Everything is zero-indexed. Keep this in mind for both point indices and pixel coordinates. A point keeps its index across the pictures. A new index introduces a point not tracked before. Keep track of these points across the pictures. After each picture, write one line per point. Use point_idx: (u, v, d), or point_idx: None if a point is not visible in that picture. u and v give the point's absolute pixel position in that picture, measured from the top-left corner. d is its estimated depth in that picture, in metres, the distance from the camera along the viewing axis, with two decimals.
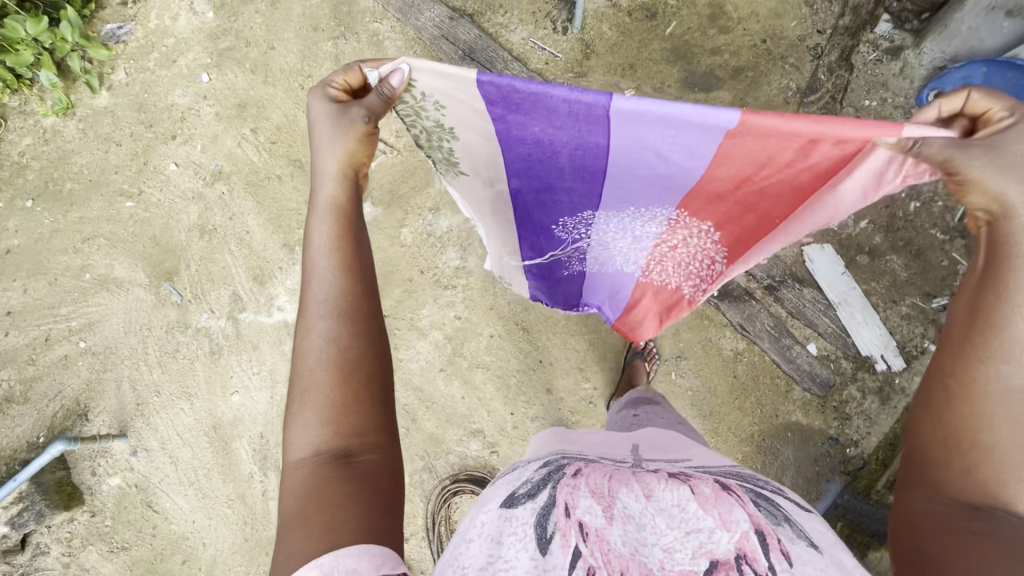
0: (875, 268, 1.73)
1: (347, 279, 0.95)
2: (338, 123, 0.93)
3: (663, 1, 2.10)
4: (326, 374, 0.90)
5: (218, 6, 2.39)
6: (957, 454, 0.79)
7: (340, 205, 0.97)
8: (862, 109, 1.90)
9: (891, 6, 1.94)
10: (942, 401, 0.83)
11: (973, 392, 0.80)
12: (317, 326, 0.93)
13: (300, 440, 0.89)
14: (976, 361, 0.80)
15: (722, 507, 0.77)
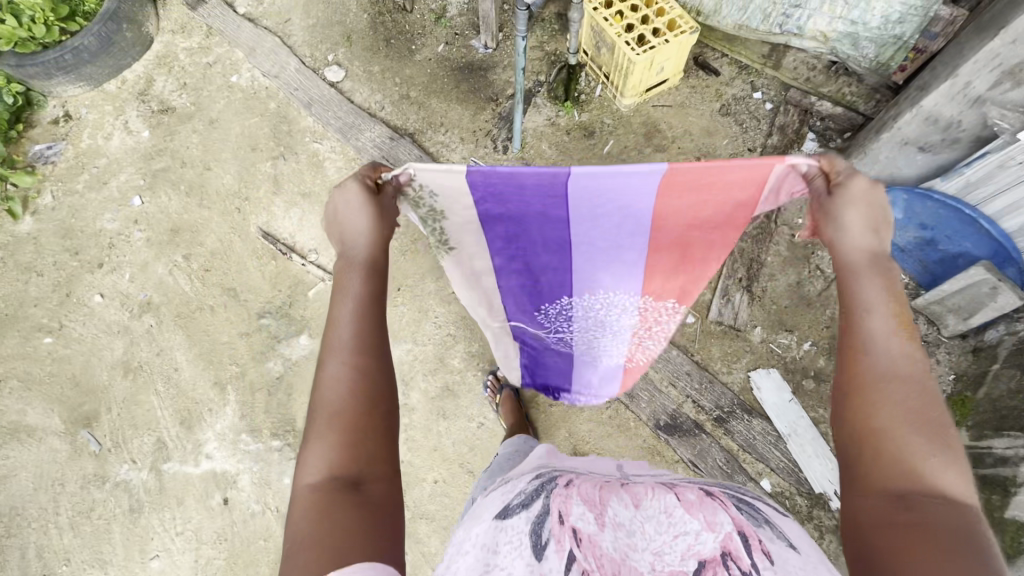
0: (821, 393, 1.73)
1: (371, 325, 0.87)
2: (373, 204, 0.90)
3: (600, 119, 2.16)
4: (342, 412, 0.80)
5: (154, 125, 2.35)
6: (868, 450, 0.73)
7: (374, 264, 0.91)
8: (795, 227, 1.91)
9: (814, 125, 2.04)
10: (841, 403, 0.79)
11: (859, 387, 0.77)
12: (337, 365, 0.83)
13: (307, 469, 0.76)
14: (856, 353, 0.79)
15: (708, 509, 0.69)
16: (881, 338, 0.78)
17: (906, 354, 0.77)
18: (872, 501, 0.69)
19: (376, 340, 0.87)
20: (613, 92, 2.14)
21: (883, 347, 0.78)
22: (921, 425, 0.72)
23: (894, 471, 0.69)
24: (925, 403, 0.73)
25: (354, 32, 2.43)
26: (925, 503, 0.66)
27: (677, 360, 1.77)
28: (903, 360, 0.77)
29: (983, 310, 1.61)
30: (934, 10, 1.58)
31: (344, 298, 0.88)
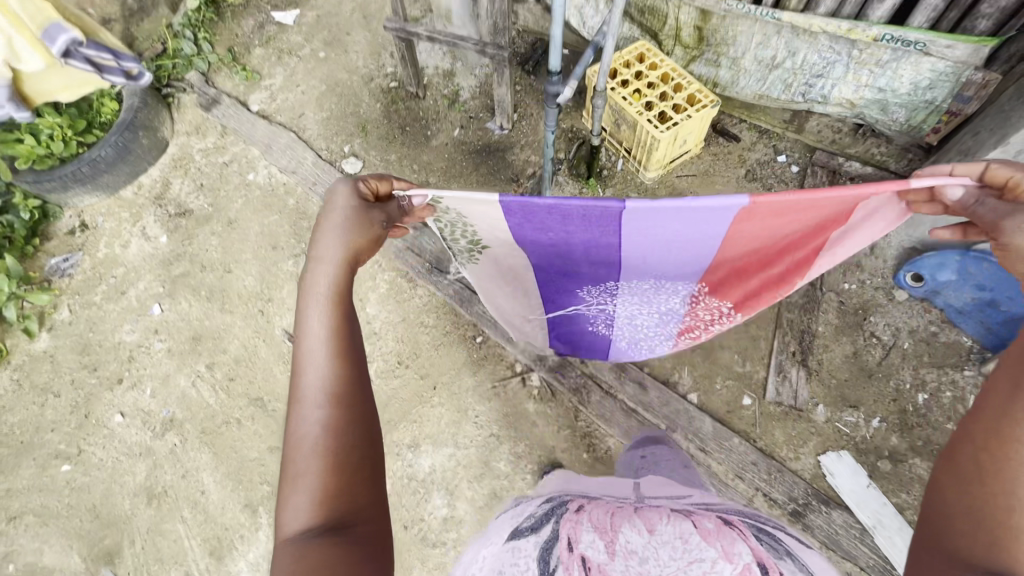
0: (900, 475, 1.61)
1: (342, 367, 0.87)
2: (353, 221, 0.94)
3: (625, 194, 2.12)
4: (314, 459, 0.79)
5: (172, 229, 2.32)
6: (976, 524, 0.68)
7: (336, 294, 0.92)
8: (841, 291, 1.86)
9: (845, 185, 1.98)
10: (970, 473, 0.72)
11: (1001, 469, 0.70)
12: (309, 412, 0.82)
13: (289, 515, 0.74)
14: (1011, 434, 0.71)
15: (726, 538, 0.69)
16: None
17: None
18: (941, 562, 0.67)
19: (347, 378, 0.86)
20: (636, 166, 2.12)
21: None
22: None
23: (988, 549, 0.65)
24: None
25: (369, 122, 2.44)
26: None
27: (741, 450, 1.66)
28: None
29: None
30: (966, 75, 1.58)
31: (309, 340, 0.88)
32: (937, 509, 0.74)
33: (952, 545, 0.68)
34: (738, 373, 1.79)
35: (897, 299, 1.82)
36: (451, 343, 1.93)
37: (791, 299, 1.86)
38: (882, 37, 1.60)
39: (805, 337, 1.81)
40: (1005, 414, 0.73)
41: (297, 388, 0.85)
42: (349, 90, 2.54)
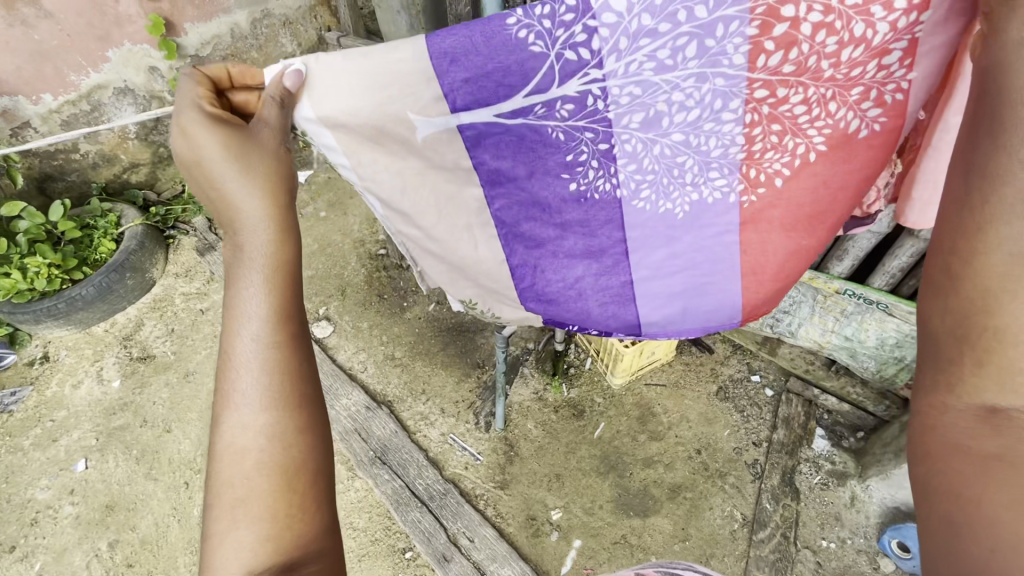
0: None
1: (284, 351, 0.72)
2: (242, 167, 0.78)
3: (589, 398, 2.02)
4: (264, 474, 0.66)
5: (127, 374, 2.26)
6: (966, 346, 0.59)
7: (274, 264, 0.77)
8: (818, 550, 1.67)
9: (821, 418, 1.90)
10: (941, 284, 0.63)
11: (975, 267, 0.59)
12: (245, 415, 0.69)
13: (223, 544, 0.62)
14: (990, 210, 0.59)
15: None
16: None
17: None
18: (956, 413, 0.59)
19: (287, 380, 0.71)
20: (603, 367, 2.04)
21: None
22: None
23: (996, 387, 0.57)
24: None
25: (349, 285, 2.44)
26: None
27: None
28: None
29: None
30: None
31: (241, 325, 0.72)
32: (932, 329, 0.64)
33: (970, 383, 0.59)
34: None
35: (882, 568, 1.63)
36: (378, 556, 1.74)
37: (761, 554, 1.66)
38: (842, 289, 1.60)
39: None
40: (976, 176, 0.62)
41: (226, 391, 0.70)
42: (338, 252, 2.57)
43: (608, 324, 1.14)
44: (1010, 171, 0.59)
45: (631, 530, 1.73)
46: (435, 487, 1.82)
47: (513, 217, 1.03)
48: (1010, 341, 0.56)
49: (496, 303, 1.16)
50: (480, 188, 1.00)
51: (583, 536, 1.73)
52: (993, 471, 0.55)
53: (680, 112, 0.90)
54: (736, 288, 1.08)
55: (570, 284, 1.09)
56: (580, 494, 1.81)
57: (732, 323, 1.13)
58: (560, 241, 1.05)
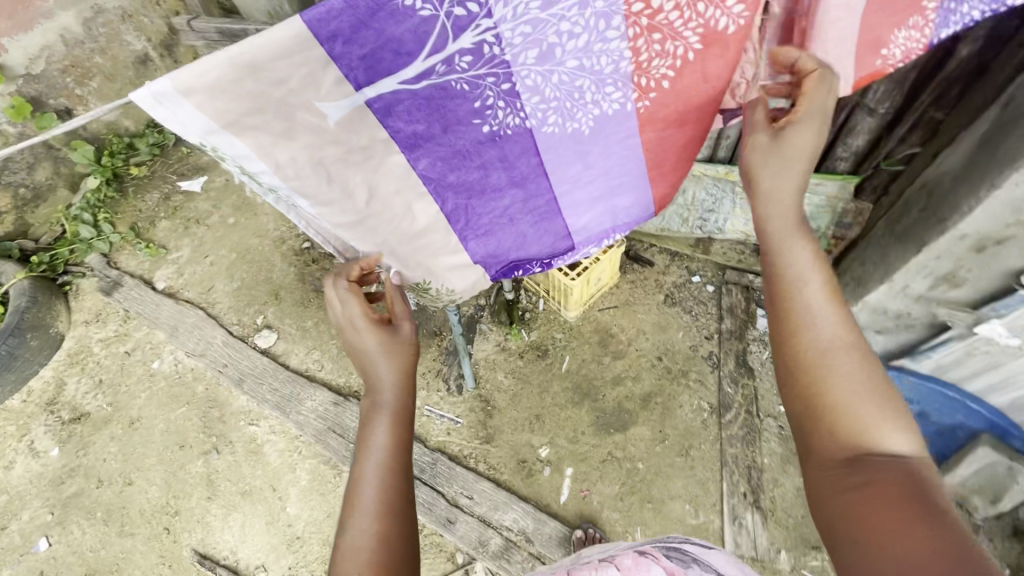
0: None
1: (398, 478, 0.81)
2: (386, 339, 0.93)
3: (550, 336, 2.07)
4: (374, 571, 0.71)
5: (64, 439, 2.08)
6: (816, 421, 0.69)
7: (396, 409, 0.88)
8: (779, 415, 1.84)
9: (760, 299, 2.05)
10: (784, 379, 0.73)
11: (804, 362, 0.71)
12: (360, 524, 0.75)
13: None
14: (795, 320, 0.73)
15: (642, 565, 0.77)
16: (820, 308, 0.73)
17: (836, 318, 0.73)
18: (827, 469, 0.66)
19: (399, 512, 0.78)
20: (557, 305, 2.09)
21: (821, 318, 0.73)
22: (858, 385, 0.68)
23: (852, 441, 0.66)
24: (867, 376, 0.69)
25: (282, 287, 2.34)
26: (886, 476, 0.61)
27: None
28: (840, 331, 0.72)
29: (1011, 492, 1.49)
30: (840, 205, 1.68)
31: (369, 454, 0.82)
32: (790, 413, 0.73)
33: (830, 447, 0.67)
34: (692, 524, 1.70)
35: None
36: None
37: (731, 433, 1.81)
38: None
39: (757, 474, 1.75)
40: (774, 301, 0.76)
41: (352, 502, 0.78)
42: (261, 256, 2.44)
43: (546, 236, 1.17)
44: (795, 298, 0.74)
45: (614, 446, 1.83)
46: (424, 459, 1.85)
47: (440, 173, 0.97)
48: (845, 414, 0.68)
49: (443, 265, 1.13)
50: (402, 154, 0.92)
51: (574, 463, 1.82)
52: (870, 502, 0.59)
53: (571, 40, 0.83)
54: (644, 186, 1.14)
55: (499, 214, 1.09)
56: (561, 427, 1.88)
57: (647, 213, 1.21)
58: (485, 180, 1.01)
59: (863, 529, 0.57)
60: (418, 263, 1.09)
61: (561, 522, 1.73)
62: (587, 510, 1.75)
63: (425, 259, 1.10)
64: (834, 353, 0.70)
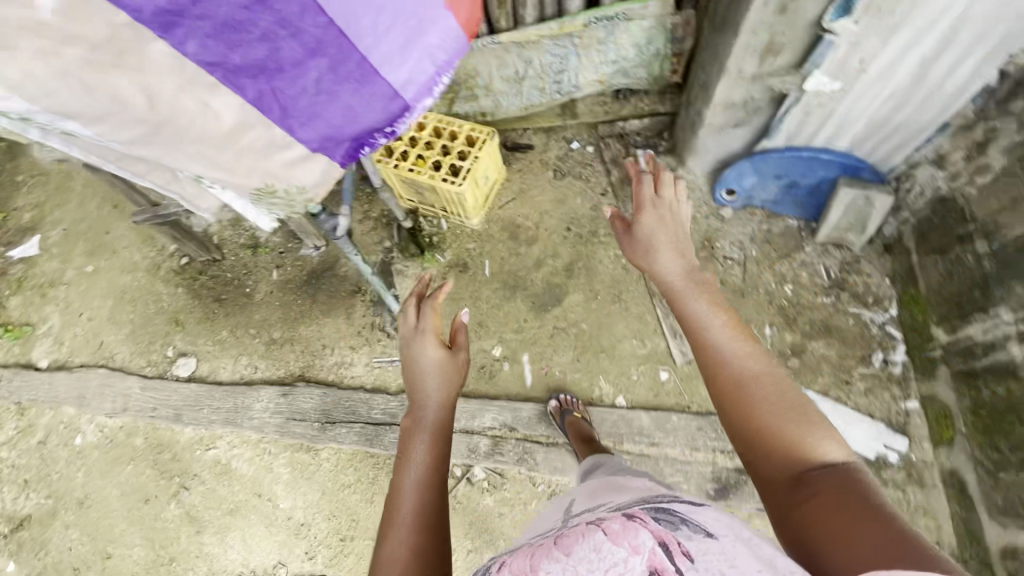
0: (808, 364, 1.72)
1: (434, 487, 0.87)
2: (443, 363, 1.10)
3: (464, 249, 2.11)
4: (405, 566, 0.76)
5: (18, 548, 1.93)
6: (756, 443, 0.77)
7: (440, 426, 0.98)
8: None
9: (636, 141, 2.15)
10: (721, 408, 0.84)
11: (731, 389, 0.83)
12: (397, 537, 0.80)
13: None
14: (717, 356, 0.88)
15: (630, 532, 0.58)
16: (725, 341, 0.90)
17: (746, 351, 0.88)
18: (777, 479, 0.72)
19: (432, 523, 0.82)
20: (458, 218, 2.11)
21: (732, 349, 0.89)
22: (783, 408, 0.78)
23: (791, 450, 0.73)
24: (784, 390, 0.81)
25: (180, 311, 2.18)
26: (826, 477, 0.68)
27: (682, 423, 1.73)
28: (754, 361, 0.86)
29: (872, 217, 1.74)
30: (668, 20, 1.73)
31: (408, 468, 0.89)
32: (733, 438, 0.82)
33: (773, 456, 0.74)
34: (644, 354, 1.85)
35: (727, 214, 1.97)
36: (384, 486, 1.82)
37: None
38: (588, 21, 1.72)
39: None
40: (695, 346, 0.93)
41: (387, 521, 0.83)
42: (142, 290, 2.24)
43: (378, 112, 0.90)
44: (706, 340, 0.91)
45: (556, 319, 1.94)
46: (392, 405, 1.91)
47: (217, 53, 0.73)
48: (779, 429, 0.76)
49: (282, 166, 0.89)
50: (159, 37, 0.69)
51: (527, 349, 1.91)
52: (817, 507, 0.64)
53: None
54: (444, 5, 0.85)
55: (314, 90, 0.82)
56: (504, 324, 1.96)
57: (462, 45, 0.92)
58: (278, 54, 0.76)
59: (813, 529, 0.62)
60: (234, 169, 0.86)
61: (534, 402, 1.84)
62: (552, 383, 1.86)
63: (245, 165, 0.86)
64: (750, 378, 0.83)
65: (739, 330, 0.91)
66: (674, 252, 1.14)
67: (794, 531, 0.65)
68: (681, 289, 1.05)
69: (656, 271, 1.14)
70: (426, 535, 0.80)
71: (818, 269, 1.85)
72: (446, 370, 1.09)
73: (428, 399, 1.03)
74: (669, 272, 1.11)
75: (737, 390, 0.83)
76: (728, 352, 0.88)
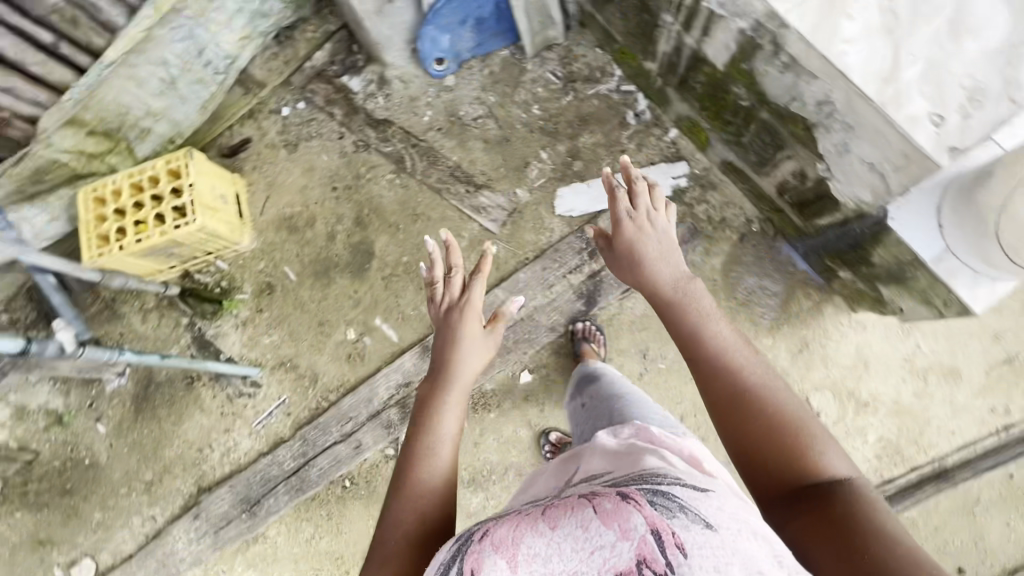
0: (586, 159, 1.86)
1: (446, 470, 1.00)
2: (480, 339, 1.19)
3: (259, 272, 1.98)
4: (410, 526, 0.90)
5: None
6: (761, 448, 0.86)
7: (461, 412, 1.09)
8: (430, 123, 1.97)
9: (336, 69, 2.03)
10: (721, 411, 0.92)
11: (739, 396, 0.91)
12: (406, 506, 0.93)
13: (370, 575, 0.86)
14: (723, 361, 0.96)
15: (623, 515, 0.67)
16: (735, 351, 0.97)
17: (753, 364, 0.96)
18: (778, 483, 0.83)
19: (439, 502, 0.95)
20: (231, 251, 1.96)
21: (743, 361, 0.96)
22: (790, 422, 0.87)
23: (793, 459, 0.83)
24: (789, 403, 0.90)
25: (35, 530, 1.90)
26: (831, 487, 0.79)
27: (530, 274, 1.81)
28: (761, 373, 0.94)
29: (553, 7, 1.78)
30: None
31: (430, 451, 1.01)
32: (728, 437, 0.91)
33: (773, 461, 0.84)
34: (467, 244, 1.89)
35: (451, 82, 1.99)
36: (341, 512, 1.80)
37: (422, 169, 1.95)
38: None
39: (460, 171, 1.93)
40: (691, 348, 1.00)
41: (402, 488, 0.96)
42: None
43: None
44: (714, 349, 0.98)
45: (380, 270, 1.91)
46: (296, 448, 1.82)
47: None
48: (788, 437, 0.85)
49: None
50: None
51: (374, 313, 1.89)
52: (818, 518, 0.75)
53: None
54: None
55: None
56: (341, 306, 1.91)
57: None
58: None
59: (823, 541, 0.72)
60: None
61: (409, 350, 1.84)
62: (413, 322, 1.87)
63: None
64: (760, 391, 0.91)
65: (745, 346, 0.98)
66: (671, 264, 1.16)
67: (802, 537, 0.75)
68: (676, 297, 1.09)
69: (641, 275, 1.16)
70: (433, 506, 0.94)
71: (547, 78, 1.94)
72: (476, 346, 1.18)
73: (461, 372, 1.13)
74: (661, 275, 1.13)
75: (740, 404, 0.90)
76: (737, 361, 0.96)
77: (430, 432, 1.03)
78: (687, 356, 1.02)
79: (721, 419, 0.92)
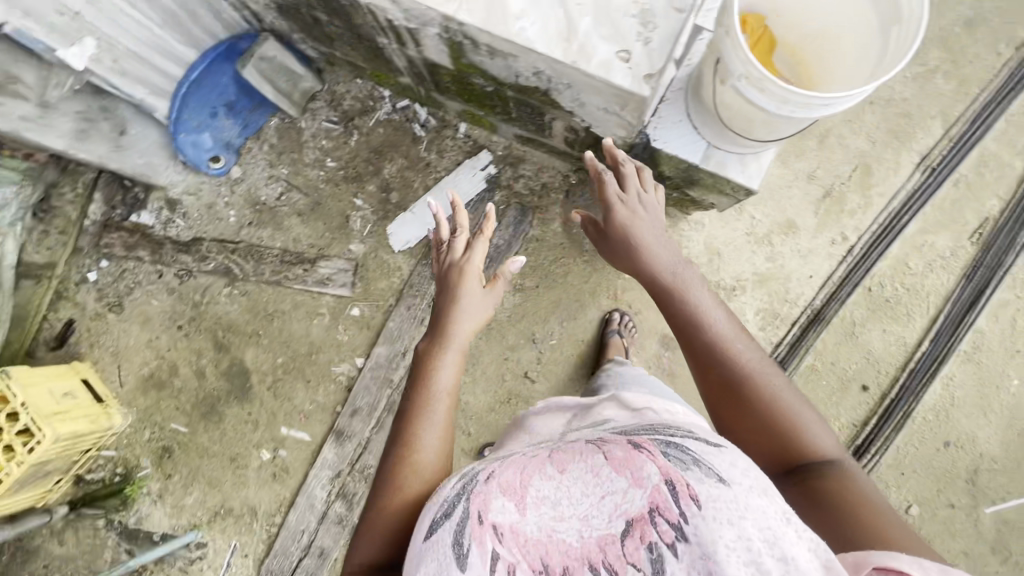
0: (399, 188, 1.84)
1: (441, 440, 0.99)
2: (473, 291, 1.13)
3: (150, 441, 1.89)
4: (405, 492, 0.92)
5: None
6: (763, 433, 0.93)
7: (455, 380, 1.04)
8: (238, 222, 1.89)
9: (118, 212, 1.90)
10: (718, 399, 0.98)
11: (742, 383, 0.96)
12: (405, 476, 0.94)
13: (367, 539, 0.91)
14: (723, 347, 0.99)
15: (636, 463, 0.67)
16: (734, 337, 1.00)
17: (754, 348, 0.99)
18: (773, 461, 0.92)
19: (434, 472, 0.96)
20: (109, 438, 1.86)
21: (743, 346, 0.99)
22: (791, 405, 0.94)
23: (790, 442, 0.91)
24: (790, 389, 0.96)
25: None
26: (824, 465, 0.88)
27: (399, 319, 1.81)
28: (759, 358, 0.98)
29: (292, 63, 1.74)
30: None
31: (427, 426, 0.98)
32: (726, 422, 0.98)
33: (770, 444, 0.93)
34: (330, 318, 1.86)
35: (237, 172, 1.88)
36: None
37: (252, 270, 1.88)
38: None
39: (290, 254, 1.87)
40: (691, 334, 1.03)
41: (403, 453, 0.96)
42: None
43: None
44: (717, 335, 1.01)
45: (263, 383, 1.87)
46: None
47: None
48: (787, 419, 0.93)
49: None
50: None
51: (277, 424, 1.85)
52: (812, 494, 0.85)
53: None
54: None
55: None
56: (243, 434, 1.86)
57: None
58: None
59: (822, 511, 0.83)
60: None
61: (327, 442, 1.82)
62: (317, 415, 1.84)
63: None
64: (762, 377, 0.96)
65: (742, 334, 1.01)
66: (666, 246, 1.15)
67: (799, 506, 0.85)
68: (675, 283, 1.10)
69: (630, 261, 1.17)
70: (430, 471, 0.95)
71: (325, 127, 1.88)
72: (476, 303, 1.12)
73: (458, 330, 1.08)
74: (655, 260, 1.14)
75: (737, 393, 0.95)
76: (736, 349, 0.99)
77: (426, 391, 1.01)
78: (682, 341, 1.05)
79: (717, 405, 0.98)
